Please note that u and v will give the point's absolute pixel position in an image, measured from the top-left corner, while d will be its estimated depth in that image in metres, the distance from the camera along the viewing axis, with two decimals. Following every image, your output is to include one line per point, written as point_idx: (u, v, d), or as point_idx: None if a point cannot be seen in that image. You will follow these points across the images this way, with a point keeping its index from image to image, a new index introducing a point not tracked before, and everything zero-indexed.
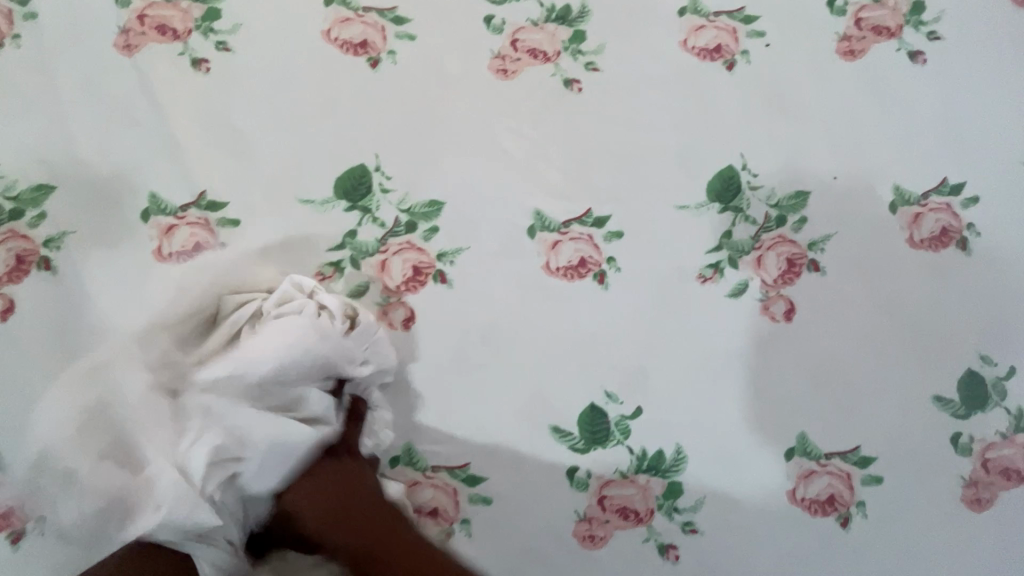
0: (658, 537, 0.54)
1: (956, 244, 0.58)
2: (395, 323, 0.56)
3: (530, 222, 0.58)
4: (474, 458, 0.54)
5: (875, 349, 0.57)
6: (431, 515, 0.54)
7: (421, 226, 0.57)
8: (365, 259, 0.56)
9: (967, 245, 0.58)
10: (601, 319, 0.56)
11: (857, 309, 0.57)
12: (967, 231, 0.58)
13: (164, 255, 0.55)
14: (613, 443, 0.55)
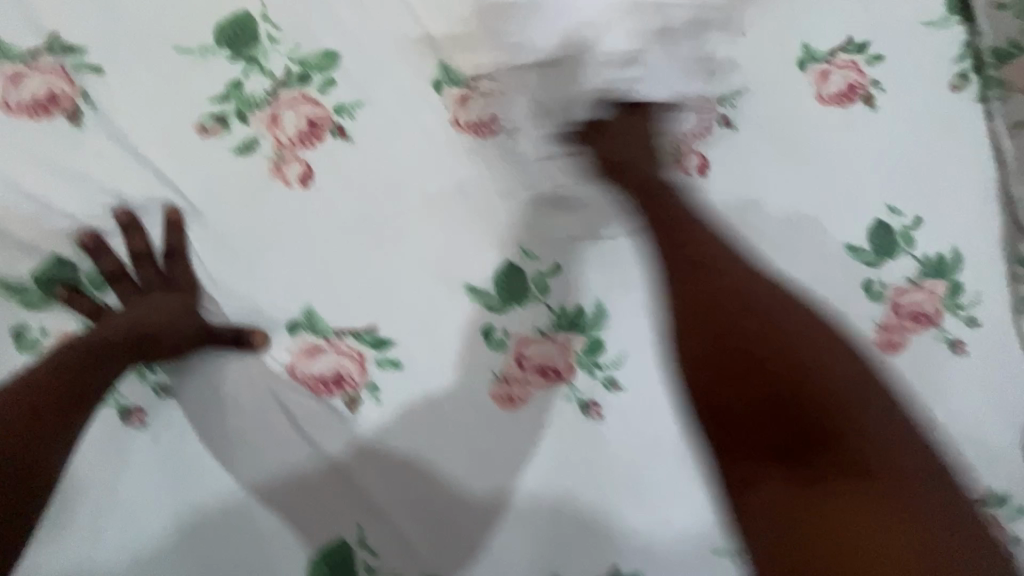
0: (579, 395, 0.51)
1: (863, 99, 0.56)
2: (288, 181, 0.51)
3: (434, 76, 0.54)
4: (381, 321, 0.50)
5: (784, 207, 0.56)
6: (336, 381, 0.50)
7: (316, 78, 0.52)
8: (253, 113, 0.51)
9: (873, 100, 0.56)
10: (514, 175, 0.53)
11: (761, 168, 0.56)
12: (873, 86, 0.57)
13: (11, 107, 0.48)
14: (530, 300, 0.52)
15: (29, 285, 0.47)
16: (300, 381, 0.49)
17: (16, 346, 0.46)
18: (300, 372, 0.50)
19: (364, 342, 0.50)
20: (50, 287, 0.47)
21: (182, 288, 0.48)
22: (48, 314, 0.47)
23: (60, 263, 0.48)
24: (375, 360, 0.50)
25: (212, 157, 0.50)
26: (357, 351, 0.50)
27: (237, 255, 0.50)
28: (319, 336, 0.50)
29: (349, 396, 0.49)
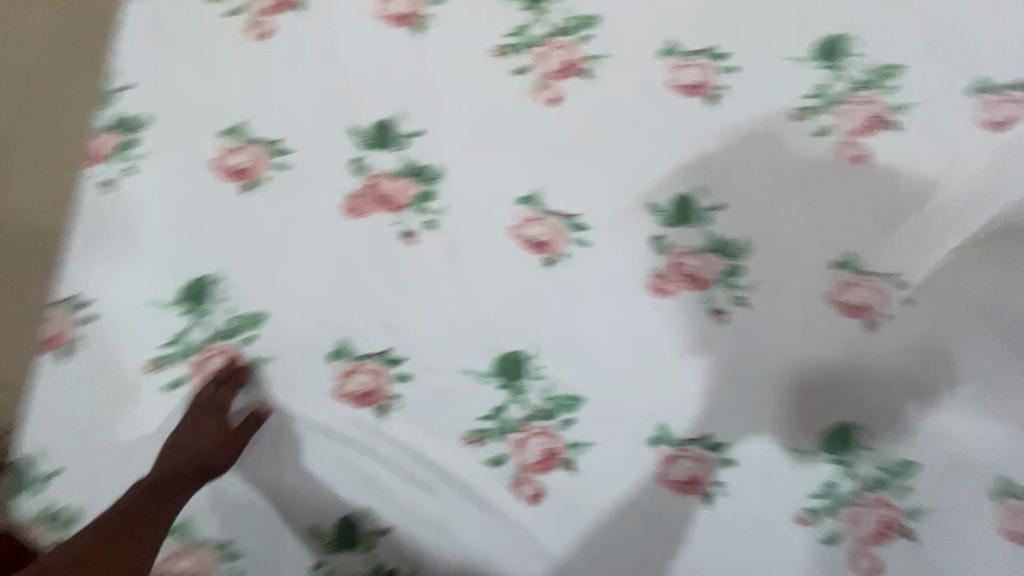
0: (713, 302, 0.66)
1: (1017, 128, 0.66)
2: (545, 100, 0.69)
3: (661, 47, 0.71)
4: (584, 211, 0.67)
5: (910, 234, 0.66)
6: (543, 246, 0.67)
7: (576, 34, 0.71)
8: (530, 48, 0.70)
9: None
10: (707, 130, 0.69)
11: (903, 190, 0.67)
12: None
13: (379, 15, 0.70)
14: (693, 225, 0.68)
15: (366, 129, 0.69)
16: (517, 239, 0.67)
17: (349, 169, 0.69)
18: (519, 233, 0.67)
19: (567, 224, 0.67)
20: (380, 137, 0.69)
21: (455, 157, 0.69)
22: (374, 154, 0.69)
23: (387, 121, 0.69)
24: (572, 238, 0.67)
25: (495, 71, 0.69)
26: (561, 228, 0.67)
27: (494, 143, 0.69)
28: (537, 212, 0.67)
29: (550, 258, 0.67)
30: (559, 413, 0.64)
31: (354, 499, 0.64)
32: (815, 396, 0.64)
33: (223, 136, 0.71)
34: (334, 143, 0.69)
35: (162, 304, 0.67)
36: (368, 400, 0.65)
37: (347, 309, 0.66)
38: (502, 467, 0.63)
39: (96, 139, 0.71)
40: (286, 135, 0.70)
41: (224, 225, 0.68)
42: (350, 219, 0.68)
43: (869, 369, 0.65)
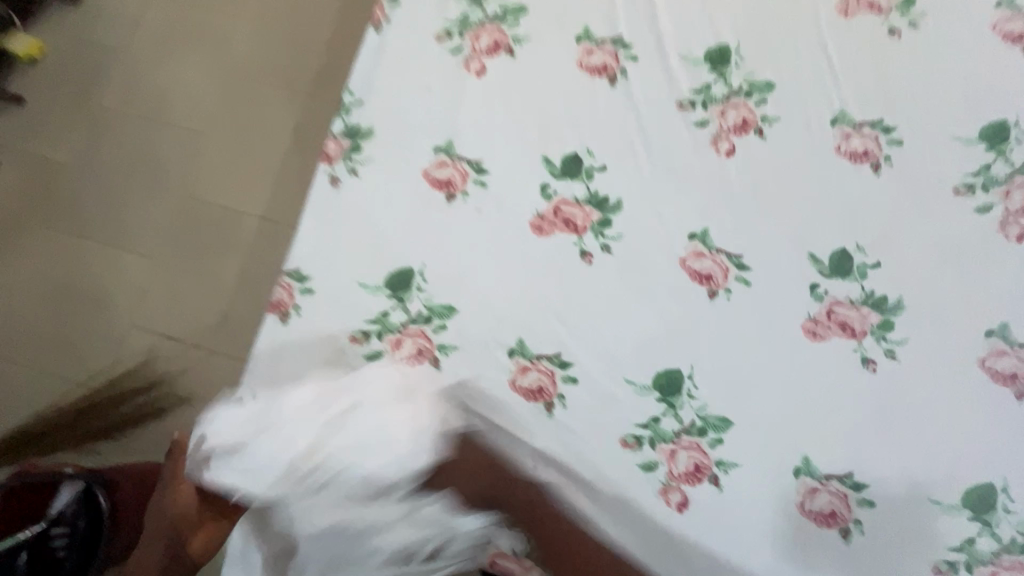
0: (864, 351, 0.71)
1: None
2: (719, 151, 0.78)
3: (834, 115, 0.77)
4: (748, 253, 0.75)
5: None
6: (707, 279, 0.74)
7: (756, 96, 0.79)
8: (711, 105, 0.79)
9: None
10: (870, 194, 0.75)
11: None
12: None
13: (582, 66, 0.83)
14: (851, 278, 0.73)
15: (556, 163, 0.79)
16: (685, 270, 0.75)
17: (539, 194, 0.79)
18: (686, 265, 0.75)
19: (731, 262, 0.75)
20: (568, 168, 0.79)
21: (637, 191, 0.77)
22: (561, 182, 0.79)
23: (578, 156, 0.79)
24: (735, 275, 0.74)
25: (678, 123, 0.79)
26: (726, 265, 0.75)
27: (671, 184, 0.77)
28: (705, 248, 0.75)
29: (712, 290, 0.74)
30: (709, 431, 0.71)
31: (521, 478, 0.72)
32: (959, 454, 0.68)
33: (432, 153, 0.82)
34: (529, 169, 0.79)
35: (371, 287, 0.78)
36: (539, 395, 0.73)
37: (527, 312, 0.75)
38: (653, 472, 0.70)
39: (332, 142, 0.83)
40: (488, 157, 0.80)
41: (426, 228, 0.79)
42: (537, 235, 0.77)
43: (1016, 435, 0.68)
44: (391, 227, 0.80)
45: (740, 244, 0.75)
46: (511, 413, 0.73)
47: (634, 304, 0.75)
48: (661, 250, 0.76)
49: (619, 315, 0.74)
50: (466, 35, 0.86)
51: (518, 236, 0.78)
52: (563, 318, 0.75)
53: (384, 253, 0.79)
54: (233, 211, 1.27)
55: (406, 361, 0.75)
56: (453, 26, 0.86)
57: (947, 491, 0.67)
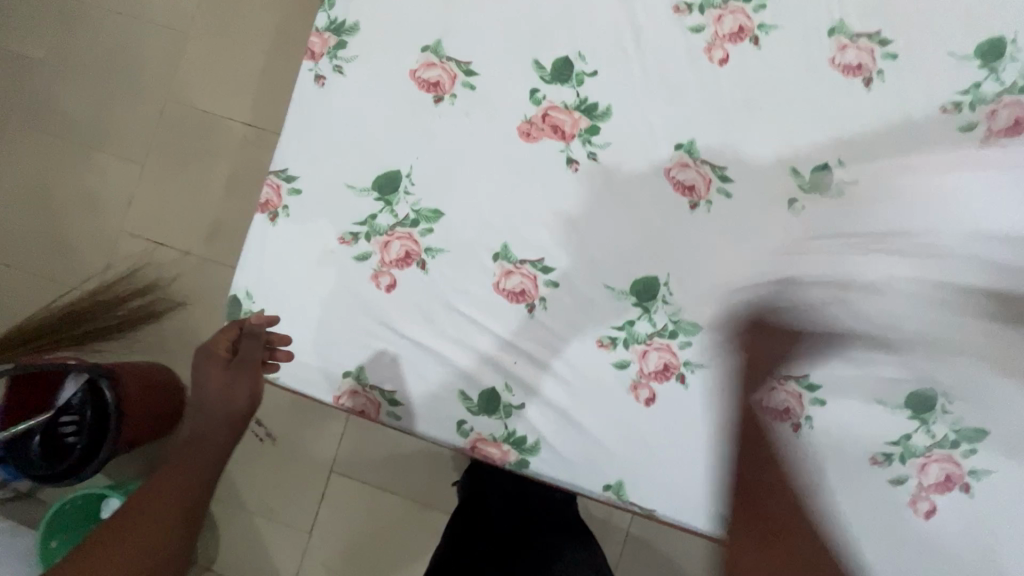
0: (833, 263, 0.74)
1: None
2: (712, 60, 0.76)
3: (832, 25, 0.76)
4: (732, 166, 0.76)
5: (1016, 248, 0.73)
6: (689, 190, 0.76)
7: (755, 1, 0.76)
8: (709, 10, 0.77)
9: None
10: (858, 109, 0.75)
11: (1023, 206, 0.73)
12: None
13: None
14: (829, 193, 0.75)
15: (547, 66, 0.78)
16: (669, 181, 0.76)
17: (528, 98, 0.78)
18: (670, 176, 0.76)
19: (715, 174, 0.76)
20: (559, 72, 0.77)
21: (626, 99, 0.77)
22: (550, 87, 0.77)
23: (569, 60, 0.77)
24: (717, 187, 0.76)
25: (674, 27, 0.77)
26: (709, 177, 0.76)
27: (661, 93, 0.77)
28: (690, 159, 0.76)
29: (694, 201, 0.76)
30: (680, 334, 0.75)
31: (500, 375, 0.76)
32: (908, 361, 0.73)
33: (421, 52, 0.79)
34: (518, 72, 0.78)
35: (359, 189, 0.79)
36: (520, 296, 0.76)
37: (512, 218, 0.77)
38: (625, 370, 0.75)
39: (315, 37, 0.81)
40: (476, 58, 0.78)
41: (414, 131, 0.79)
42: (524, 141, 0.77)
43: (963, 346, 0.73)
44: (378, 129, 0.79)
45: (725, 156, 0.76)
46: (493, 315, 0.77)
47: (617, 213, 0.76)
48: (646, 160, 0.76)
49: (602, 223, 0.76)
50: None
51: (506, 141, 0.78)
52: (547, 225, 0.77)
53: (371, 156, 0.79)
54: (217, 116, 1.24)
55: (393, 262, 0.77)
56: None
57: (891, 392, 0.73)
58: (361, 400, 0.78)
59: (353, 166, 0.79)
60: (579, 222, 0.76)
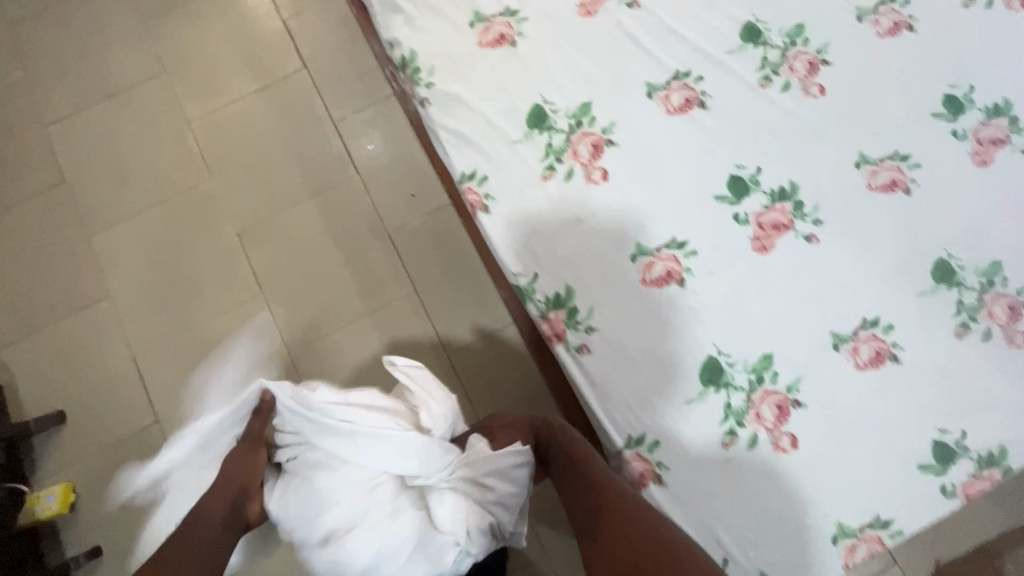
0: (1018, 146, 0.87)
1: None
2: (815, 96, 0.89)
3: (856, 14, 0.92)
4: (900, 146, 0.88)
5: None
6: (894, 184, 0.86)
7: (799, 40, 0.91)
8: (780, 68, 0.91)
9: None
10: (924, 47, 0.91)
11: None
12: None
13: (670, 111, 0.89)
14: (967, 109, 0.89)
15: (726, 194, 0.87)
16: (876, 190, 0.86)
17: (738, 224, 0.86)
18: (873, 186, 0.87)
19: (897, 160, 0.87)
20: (738, 191, 0.87)
21: (794, 166, 0.87)
22: (743, 205, 0.86)
23: (735, 175, 0.87)
24: (907, 166, 0.87)
25: (773, 98, 0.90)
26: (897, 166, 0.87)
27: (811, 143, 0.88)
28: (874, 165, 0.87)
29: (905, 188, 0.86)
30: (995, 278, 0.83)
31: (930, 425, 0.79)
32: None
33: (635, 261, 0.85)
34: (712, 214, 0.86)
35: (697, 396, 0.80)
36: (881, 356, 0.81)
37: (814, 310, 0.83)
38: (994, 335, 0.81)
39: (548, 322, 0.84)
40: (675, 231, 0.85)
41: (691, 317, 0.83)
42: (765, 253, 0.85)
43: None
44: (664, 340, 0.82)
45: (889, 144, 0.88)
46: (878, 388, 0.80)
47: (873, 240, 0.85)
48: (850, 191, 0.86)
49: (869, 256, 0.84)
50: (565, 157, 0.88)
51: (755, 266, 0.84)
52: (842, 289, 0.83)
53: (680, 365, 0.81)
54: None
55: (777, 422, 0.79)
56: (549, 159, 0.88)
57: None
58: (864, 545, 0.77)
59: (676, 383, 0.81)
60: (858, 269, 0.84)
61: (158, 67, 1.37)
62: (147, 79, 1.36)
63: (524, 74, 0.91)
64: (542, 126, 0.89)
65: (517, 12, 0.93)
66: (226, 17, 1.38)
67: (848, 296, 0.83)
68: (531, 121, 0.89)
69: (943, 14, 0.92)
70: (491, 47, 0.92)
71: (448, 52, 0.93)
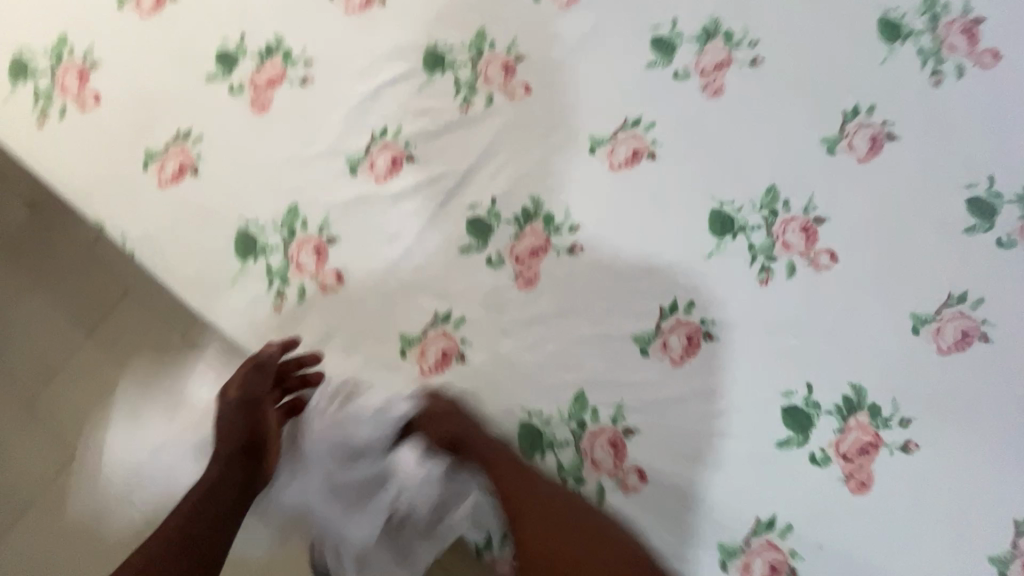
0: None
1: (977, 24, 0.78)
2: (827, 265, 0.74)
3: (824, 148, 0.77)
4: (951, 285, 0.72)
5: None
6: (966, 336, 0.70)
7: (779, 207, 0.75)
8: (773, 248, 0.74)
9: (980, 17, 0.78)
10: (914, 153, 0.76)
11: None
12: (970, 14, 0.78)
13: (677, 361, 0.72)
14: (999, 207, 0.74)
15: (788, 435, 0.70)
16: (952, 351, 0.70)
17: (819, 466, 0.69)
18: (945, 347, 0.70)
19: (955, 304, 0.71)
20: (798, 424, 0.70)
21: (848, 362, 0.71)
22: (813, 439, 0.69)
23: (787, 406, 0.70)
24: (970, 307, 0.71)
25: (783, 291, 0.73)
26: (959, 311, 0.71)
27: (850, 327, 0.72)
28: (934, 322, 0.71)
29: (981, 335, 0.70)
30: None
31: None
32: None
33: (726, 568, 0.67)
34: (786, 469, 0.69)
35: None
36: None
37: (957, 542, 0.66)
38: None
39: None
40: (756, 511, 0.68)
41: None
42: (868, 490, 0.68)
43: None
44: None
45: (939, 288, 0.72)
46: None
47: (978, 417, 0.69)
48: (925, 365, 0.70)
49: (985, 438, 0.68)
50: (585, 473, 0.71)
51: (866, 514, 0.67)
52: (976, 496, 0.67)
53: None
54: None
55: None
56: (567, 485, 0.71)
57: None
58: None
59: None
60: (981, 461, 0.67)
61: (65, 451, 1.16)
62: (56, 474, 1.15)
63: (492, 390, 0.74)
64: (541, 445, 0.72)
65: (450, 314, 0.76)
66: (117, 358, 1.19)
67: (988, 502, 0.66)
68: (525, 446, 0.72)
69: (917, 105, 0.77)
70: (437, 372, 0.75)
71: (394, 397, 0.74)
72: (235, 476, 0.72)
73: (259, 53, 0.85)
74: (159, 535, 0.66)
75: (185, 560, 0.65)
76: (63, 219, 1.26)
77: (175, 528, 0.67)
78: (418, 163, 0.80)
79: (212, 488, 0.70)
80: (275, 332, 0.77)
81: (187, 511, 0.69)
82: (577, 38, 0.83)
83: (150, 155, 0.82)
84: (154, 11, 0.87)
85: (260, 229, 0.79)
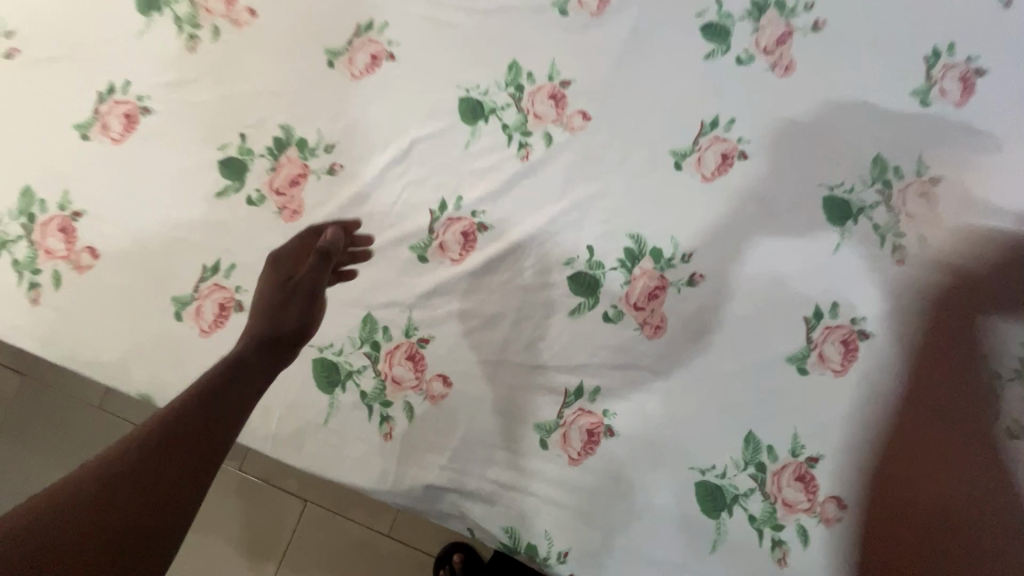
0: None
1: None
2: (960, 224, 0.68)
3: (917, 101, 0.71)
4: None
5: None
6: None
7: (892, 176, 0.70)
8: (901, 222, 0.69)
9: None
10: (1010, 82, 0.71)
11: None
12: None
13: (839, 370, 0.66)
14: None
15: (978, 415, 0.65)
16: None
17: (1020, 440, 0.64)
18: None
19: None
20: (985, 401, 0.65)
21: (1012, 322, 0.66)
22: (1004, 413, 0.65)
23: (967, 385, 0.65)
24: None
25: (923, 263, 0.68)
26: None
27: (1002, 284, 0.67)
28: None
29: None
30: None
31: None
32: None
33: None
34: (987, 452, 0.64)
35: None
36: None
37: None
38: None
39: None
40: (972, 506, 0.63)
41: None
42: None
43: None
44: None
45: None
46: None
47: None
48: None
49: None
50: (781, 518, 0.64)
51: None
52: None
53: None
54: None
55: None
56: (767, 536, 0.64)
57: None
58: None
59: None
60: None
61: None
62: None
63: (655, 458, 0.66)
64: (725, 502, 0.65)
65: (582, 387, 0.67)
66: None
67: None
68: (709, 508, 0.65)
69: (997, 30, 0.72)
70: (589, 455, 0.66)
71: (549, 496, 0.66)
72: (260, 380, 0.54)
73: (268, 150, 0.73)
74: (170, 413, 0.46)
75: (172, 463, 0.43)
76: (60, 374, 1.13)
77: (186, 407, 0.47)
78: (492, 231, 0.70)
79: (235, 378, 0.52)
80: (393, 464, 0.67)
81: (204, 394, 0.49)
82: (622, 46, 0.74)
83: (181, 302, 0.70)
84: (127, 132, 0.74)
85: (338, 352, 0.68)
